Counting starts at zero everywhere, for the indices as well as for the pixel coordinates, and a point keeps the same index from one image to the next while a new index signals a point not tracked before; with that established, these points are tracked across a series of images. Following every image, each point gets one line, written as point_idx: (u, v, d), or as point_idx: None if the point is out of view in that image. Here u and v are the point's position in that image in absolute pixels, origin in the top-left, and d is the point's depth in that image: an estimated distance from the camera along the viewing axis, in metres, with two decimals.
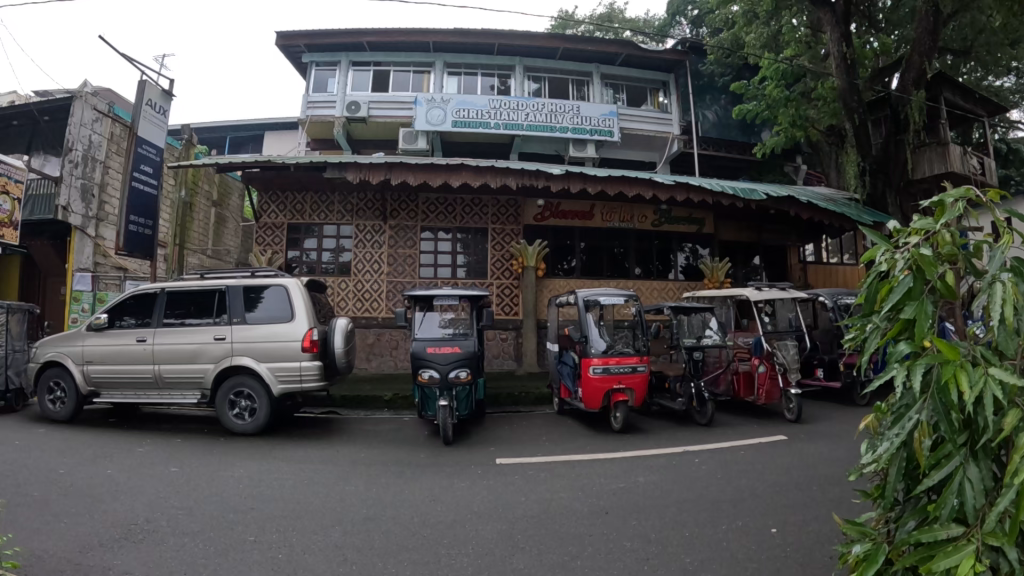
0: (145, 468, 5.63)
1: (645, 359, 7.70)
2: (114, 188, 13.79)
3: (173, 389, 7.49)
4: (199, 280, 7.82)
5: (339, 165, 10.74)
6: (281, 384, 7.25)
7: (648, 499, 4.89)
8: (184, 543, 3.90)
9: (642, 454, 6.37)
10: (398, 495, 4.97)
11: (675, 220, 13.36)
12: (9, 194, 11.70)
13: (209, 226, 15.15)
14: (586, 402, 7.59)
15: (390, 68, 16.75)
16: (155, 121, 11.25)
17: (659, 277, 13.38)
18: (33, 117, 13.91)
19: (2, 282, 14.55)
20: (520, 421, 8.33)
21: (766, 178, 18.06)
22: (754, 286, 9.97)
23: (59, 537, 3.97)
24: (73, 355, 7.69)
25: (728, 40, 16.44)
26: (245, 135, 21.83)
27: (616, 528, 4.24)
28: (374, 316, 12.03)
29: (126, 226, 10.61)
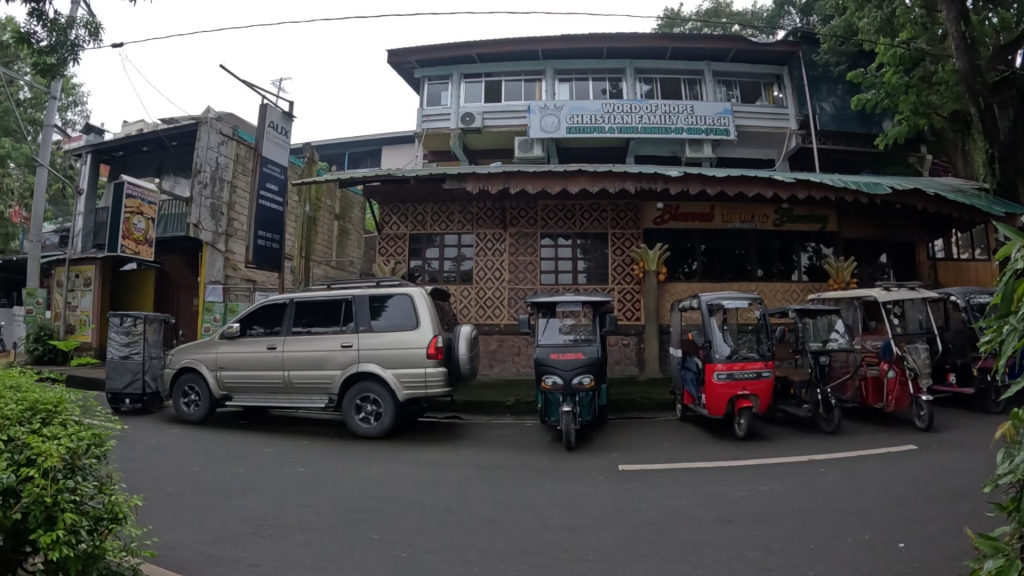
0: (275, 467, 5.98)
1: (769, 364, 7.41)
2: (243, 206, 14.76)
3: (301, 394, 7.91)
4: (327, 290, 8.21)
5: (458, 176, 11.09)
6: (406, 390, 7.50)
7: (771, 509, 4.69)
8: (309, 539, 4.09)
9: (764, 462, 6.14)
10: (517, 498, 5.02)
11: (798, 219, 12.68)
12: (144, 215, 12.83)
13: (332, 237, 16.02)
14: (709, 409, 7.40)
15: (502, 78, 17.01)
16: (277, 141, 11.94)
17: (782, 278, 12.78)
18: (163, 142, 15.19)
19: (140, 295, 15.89)
20: (642, 427, 8.22)
21: (889, 170, 16.98)
22: (882, 286, 9.34)
23: (193, 529, 4.27)
24: (207, 361, 8.27)
25: (841, 26, 15.59)
26: (363, 150, 22.84)
27: (737, 538, 4.09)
28: (497, 323, 12.24)
29: (254, 241, 11.32)
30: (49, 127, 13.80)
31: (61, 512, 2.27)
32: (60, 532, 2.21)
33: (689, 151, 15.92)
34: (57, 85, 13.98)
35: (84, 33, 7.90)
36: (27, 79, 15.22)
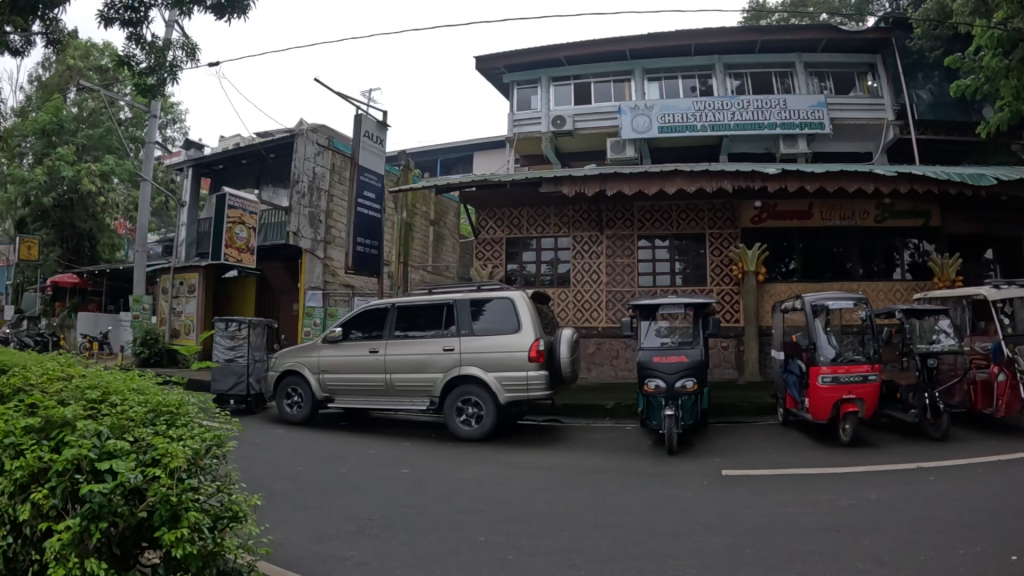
0: (378, 468, 6.16)
1: (877, 367, 7.10)
2: (340, 213, 15.31)
3: (402, 396, 8.13)
4: (428, 294, 8.40)
5: (554, 180, 11.21)
6: (508, 393, 7.56)
7: (883, 518, 4.49)
8: (414, 539, 4.19)
9: (874, 469, 5.88)
10: (620, 502, 5.00)
11: (899, 215, 12.09)
12: (246, 224, 13.47)
13: (429, 243, 16.50)
14: (812, 413, 7.17)
15: (590, 80, 17.03)
16: (373, 150, 12.31)
17: (883, 277, 12.13)
18: (261, 155, 15.99)
19: (242, 300, 16.65)
20: (744, 432, 8.02)
21: (992, 160, 15.96)
22: (991, 282, 8.76)
23: (302, 527, 4.45)
24: (311, 364, 8.66)
25: (934, 9, 14.78)
26: (454, 157, 23.29)
27: (848, 547, 3.94)
28: (595, 326, 12.23)
29: (353, 247, 11.74)
30: (151, 144, 14.65)
31: (186, 510, 2.31)
32: (185, 528, 2.26)
33: (783, 146, 15.55)
34: (156, 104, 14.86)
35: (182, 54, 8.38)
36: (128, 100, 16.21)
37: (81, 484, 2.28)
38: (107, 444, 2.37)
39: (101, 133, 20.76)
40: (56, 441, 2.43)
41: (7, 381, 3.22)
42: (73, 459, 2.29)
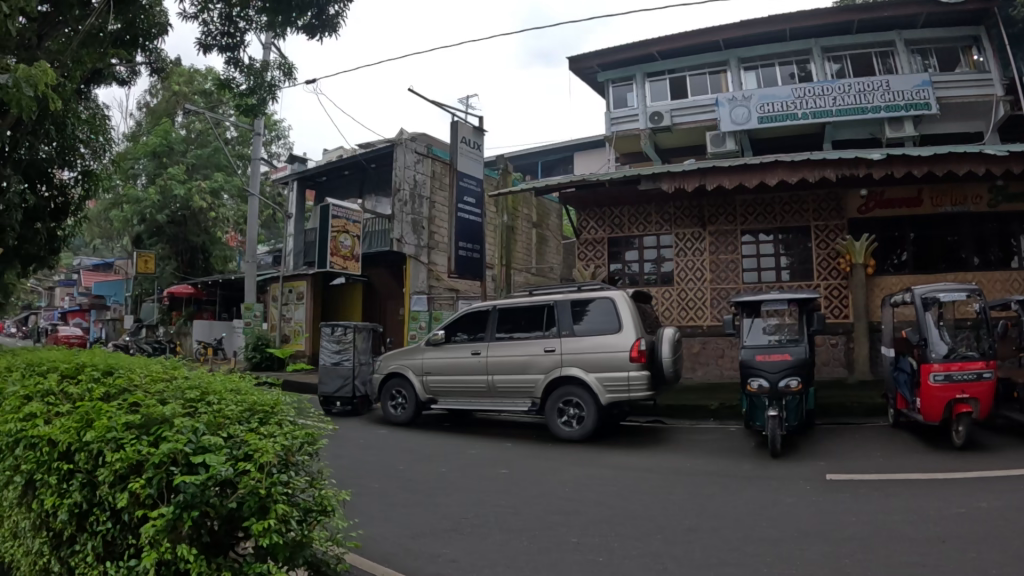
0: (475, 468, 6.26)
1: (992, 364, 6.62)
2: (442, 219, 15.64)
3: (504, 397, 8.25)
4: (529, 297, 8.47)
5: (652, 177, 11.14)
6: (609, 393, 7.53)
7: (1001, 530, 4.17)
8: (506, 539, 4.22)
9: (992, 476, 5.48)
10: (718, 507, 4.88)
11: (1015, 197, 11.08)
12: (350, 233, 14.08)
13: (531, 245, 16.77)
14: (925, 415, 6.79)
15: (686, 73, 16.81)
16: (472, 156, 12.53)
17: (1002, 267, 11.21)
18: (363, 165, 16.64)
19: (349, 307, 17.19)
20: (851, 433, 7.67)
21: None
22: None
23: (398, 522, 4.58)
24: (414, 367, 8.90)
25: None
26: (554, 158, 23.44)
27: (959, 561, 3.68)
28: (699, 325, 12.06)
29: (456, 251, 12.18)
30: (256, 161, 15.32)
31: (275, 503, 2.30)
32: (273, 520, 2.24)
33: (889, 131, 14.81)
34: (258, 122, 15.53)
35: (280, 74, 8.74)
36: (233, 121, 17.11)
37: (175, 476, 2.31)
38: (202, 439, 2.40)
39: (209, 153, 21.85)
40: (154, 435, 2.49)
41: (118, 380, 3.39)
42: (169, 453, 2.33)
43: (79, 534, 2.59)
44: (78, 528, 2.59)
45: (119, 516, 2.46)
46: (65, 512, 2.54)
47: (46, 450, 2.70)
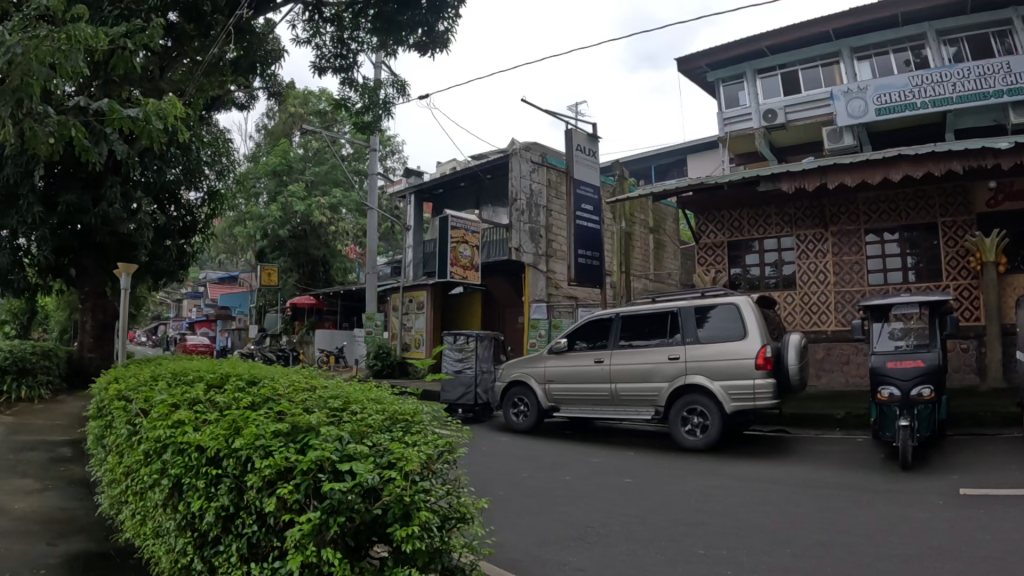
0: (599, 477, 6.26)
1: None
2: (560, 227, 15.83)
3: (627, 406, 8.23)
4: (652, 303, 8.42)
5: (771, 178, 10.88)
6: (734, 402, 7.35)
7: None
8: (633, 549, 4.19)
9: None
10: (849, 521, 4.65)
11: None
12: (469, 243, 14.75)
13: (649, 251, 16.61)
14: None
15: (797, 67, 16.43)
16: (588, 162, 12.64)
17: None
18: (479, 178, 17.21)
19: (468, 314, 17.59)
20: (985, 445, 7.14)
21: None
22: None
23: (525, 529, 4.63)
24: (537, 375, 9.07)
25: None
26: (669, 162, 23.14)
27: None
28: (823, 329, 11.59)
29: (575, 259, 12.21)
30: (372, 176, 15.96)
31: (417, 510, 2.37)
32: (416, 527, 2.31)
33: (1013, 116, 13.66)
34: (376, 138, 16.16)
35: (393, 90, 9.34)
36: (347, 137, 17.77)
37: (323, 482, 2.42)
38: (348, 447, 2.53)
39: (326, 170, 23.06)
40: (301, 443, 2.64)
41: (260, 389, 3.61)
42: (317, 460, 2.46)
43: (223, 535, 2.74)
44: (222, 530, 2.74)
45: (263, 519, 2.60)
46: (212, 514, 2.70)
47: (196, 455, 2.90)
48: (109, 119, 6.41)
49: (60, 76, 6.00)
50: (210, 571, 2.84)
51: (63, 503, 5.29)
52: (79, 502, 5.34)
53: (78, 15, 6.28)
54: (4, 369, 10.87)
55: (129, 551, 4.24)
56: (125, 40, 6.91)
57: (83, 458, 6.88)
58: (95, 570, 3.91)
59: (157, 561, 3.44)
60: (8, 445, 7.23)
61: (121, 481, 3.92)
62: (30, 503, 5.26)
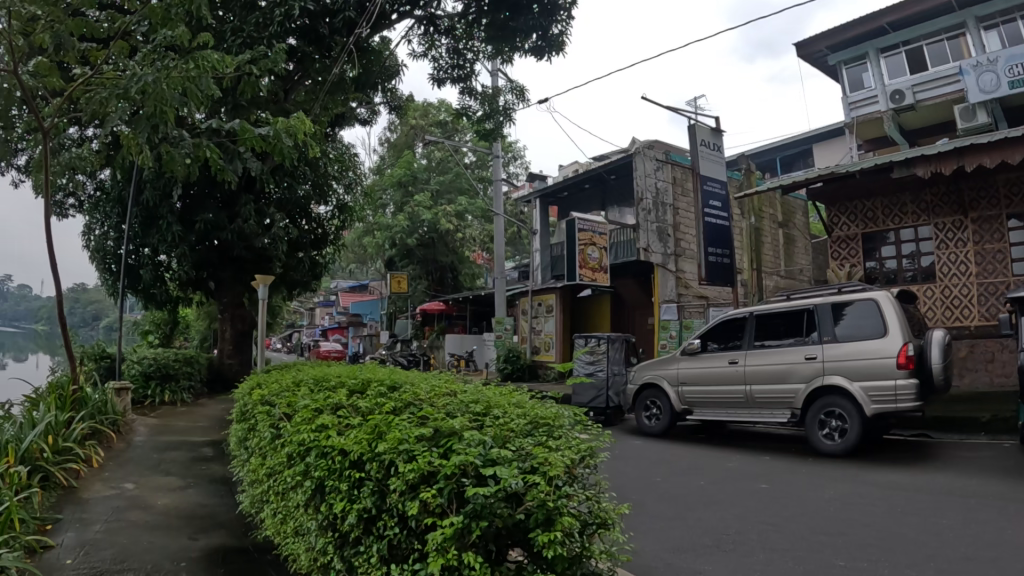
0: (735, 482, 6.08)
1: None
2: (688, 225, 15.49)
3: (762, 408, 7.95)
4: (787, 302, 8.09)
5: (905, 163, 10.22)
6: (875, 405, 6.92)
7: None
8: (770, 558, 4.03)
9: None
10: (1006, 535, 4.25)
11: None
12: (597, 245, 14.72)
13: (780, 247, 15.96)
14: None
15: (921, 43, 15.37)
16: (713, 158, 12.37)
17: None
18: (604, 178, 17.30)
19: (598, 316, 17.60)
20: None
21: None
22: None
23: (658, 536, 4.56)
24: (670, 377, 8.98)
25: None
26: (793, 153, 22.23)
27: None
28: (965, 326, 10.70)
29: (706, 258, 12.02)
30: (497, 181, 16.21)
31: (560, 515, 2.38)
32: (558, 532, 2.32)
33: None
34: (498, 145, 16.39)
35: (512, 97, 10.55)
36: (470, 146, 18.37)
37: (466, 486, 2.49)
38: (491, 452, 2.58)
39: (451, 178, 23.82)
40: (443, 447, 2.73)
41: (400, 395, 3.76)
42: (461, 465, 2.52)
43: (364, 536, 2.87)
44: (364, 531, 2.88)
45: (404, 522, 2.70)
46: (355, 516, 2.84)
47: (339, 459, 3.06)
48: (245, 139, 6.94)
49: (192, 101, 6.51)
50: (349, 570, 2.99)
51: (206, 499, 5.73)
52: (219, 499, 5.75)
53: (205, 42, 6.78)
54: (149, 376, 11.93)
55: (266, 548, 4.52)
56: (250, 67, 7.42)
57: (222, 458, 7.42)
58: (235, 563, 4.21)
59: (297, 558, 3.66)
60: (156, 445, 7.90)
61: (264, 482, 4.21)
62: (174, 499, 5.70)
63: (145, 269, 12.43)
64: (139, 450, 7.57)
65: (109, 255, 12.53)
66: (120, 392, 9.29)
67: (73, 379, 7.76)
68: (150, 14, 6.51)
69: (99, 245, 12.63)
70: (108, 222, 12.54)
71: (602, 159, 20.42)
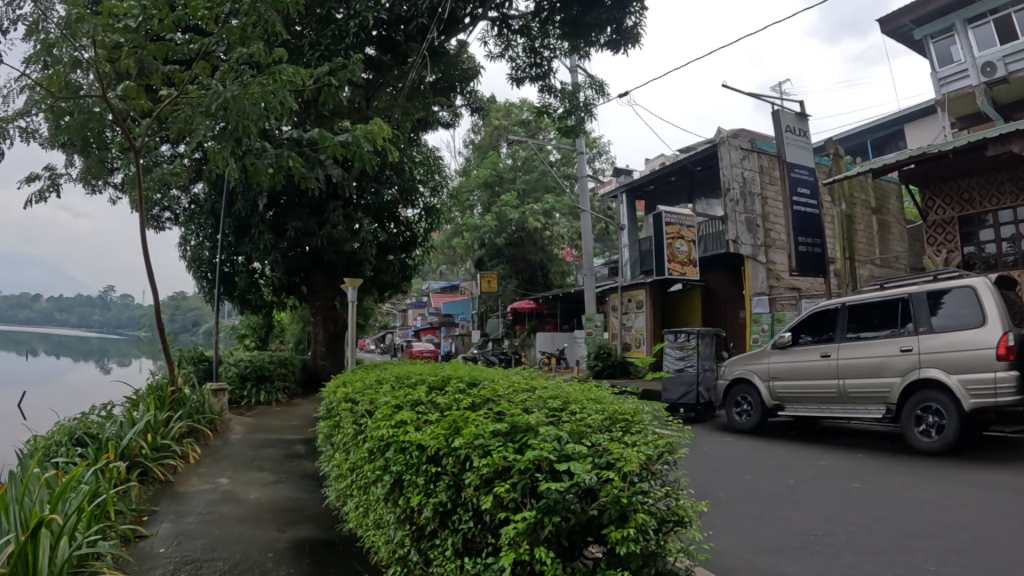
0: (822, 481, 5.88)
1: None
2: (777, 214, 15.02)
3: (856, 403, 7.65)
4: (880, 291, 7.74)
5: (1000, 140, 9.58)
6: (973, 399, 6.52)
7: None
8: (858, 561, 3.87)
9: None
10: None
11: None
12: (685, 238, 14.52)
13: (874, 234, 15.24)
14: None
15: (1011, 11, 14.46)
16: (799, 144, 12.03)
17: None
18: (690, 169, 16.90)
19: (689, 312, 17.37)
20: None
21: None
22: None
23: (743, 535, 4.46)
24: (761, 371, 8.76)
25: None
26: (884, 135, 21.22)
27: None
28: None
29: (795, 248, 11.63)
30: (582, 178, 16.18)
31: (635, 512, 2.35)
32: (632, 529, 2.30)
33: None
34: (582, 142, 16.32)
35: (592, 92, 10.57)
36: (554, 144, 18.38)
37: (540, 481, 2.49)
38: (566, 448, 2.56)
39: (537, 177, 23.89)
40: (519, 443, 2.74)
41: (479, 391, 3.80)
42: (535, 460, 2.53)
43: (440, 529, 2.94)
44: (440, 525, 2.94)
45: (478, 516, 2.74)
46: (431, 509, 2.90)
47: (417, 454, 3.12)
48: (325, 147, 7.17)
49: (272, 114, 6.76)
50: (426, 563, 3.06)
51: (297, 494, 5.97)
52: (306, 494, 5.98)
53: (279, 57, 7.01)
54: (246, 377, 12.46)
55: (350, 541, 4.66)
56: (329, 78, 7.66)
57: (313, 455, 7.69)
58: (320, 555, 4.36)
59: (378, 551, 3.78)
60: (250, 442, 8.28)
61: (348, 477, 4.36)
62: (265, 494, 5.97)
63: (239, 276, 13.01)
64: (236, 447, 7.96)
65: (205, 264, 13.23)
66: (217, 393, 9.78)
67: (173, 381, 8.23)
68: (228, 35, 6.79)
69: (195, 254, 13.37)
70: (203, 233, 13.26)
71: (686, 151, 20.07)
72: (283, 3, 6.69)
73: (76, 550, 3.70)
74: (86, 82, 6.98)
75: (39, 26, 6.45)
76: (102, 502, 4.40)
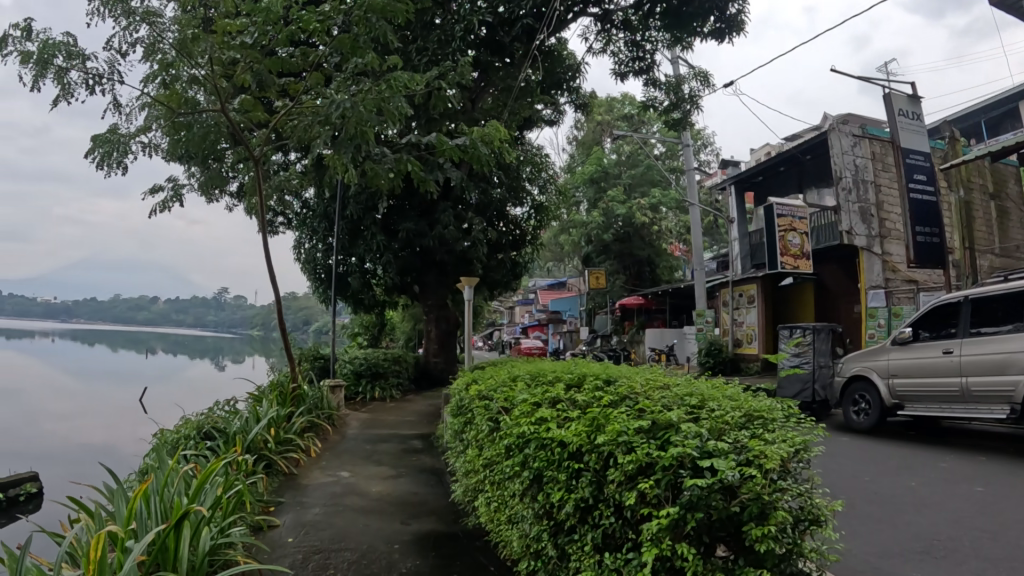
0: (949, 484, 5.52)
1: None
2: (893, 202, 14.19)
3: (981, 403, 7.14)
4: (1006, 283, 7.14)
5: None
6: None
7: None
8: (987, 568, 3.63)
9: None
10: None
11: None
12: (798, 230, 13.93)
13: (992, 221, 14.06)
14: None
15: None
16: (912, 128, 11.28)
17: None
18: (799, 159, 16.24)
19: (802, 305, 16.76)
20: None
21: None
22: None
23: (866, 539, 4.24)
24: (879, 368, 8.31)
25: None
26: (998, 113, 19.62)
27: None
28: None
29: (912, 238, 10.97)
30: (689, 171, 15.77)
31: (774, 510, 2.32)
32: (772, 528, 2.28)
33: None
34: (688, 134, 15.98)
35: (697, 83, 10.31)
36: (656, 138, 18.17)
37: (683, 478, 2.47)
38: (708, 444, 2.51)
39: (642, 171, 23.73)
40: (662, 439, 2.70)
41: (615, 388, 3.77)
42: (678, 456, 2.50)
43: (579, 525, 2.98)
44: (579, 520, 2.98)
45: (619, 512, 2.76)
46: (572, 505, 2.94)
47: (558, 450, 3.15)
48: (443, 151, 7.29)
49: (386, 120, 7.04)
50: (562, 557, 3.11)
51: (416, 488, 6.16)
52: (416, 487, 6.18)
53: (393, 65, 7.25)
54: (360, 373, 12.97)
55: (475, 535, 4.78)
56: (438, 82, 7.83)
57: (425, 450, 7.91)
58: (443, 548, 4.48)
59: (509, 545, 3.87)
60: (365, 437, 8.62)
61: (480, 472, 4.46)
62: (384, 486, 6.21)
63: (353, 277, 13.49)
64: (353, 441, 8.32)
65: (318, 266, 13.88)
66: (333, 389, 10.25)
67: (294, 378, 8.69)
68: (340, 45, 7.07)
69: (310, 256, 14.03)
70: (316, 236, 13.86)
71: (795, 139, 19.30)
72: (394, 12, 6.88)
73: (214, 539, 3.91)
74: (202, 98, 7.44)
75: (156, 46, 6.73)
76: (237, 493, 4.69)
